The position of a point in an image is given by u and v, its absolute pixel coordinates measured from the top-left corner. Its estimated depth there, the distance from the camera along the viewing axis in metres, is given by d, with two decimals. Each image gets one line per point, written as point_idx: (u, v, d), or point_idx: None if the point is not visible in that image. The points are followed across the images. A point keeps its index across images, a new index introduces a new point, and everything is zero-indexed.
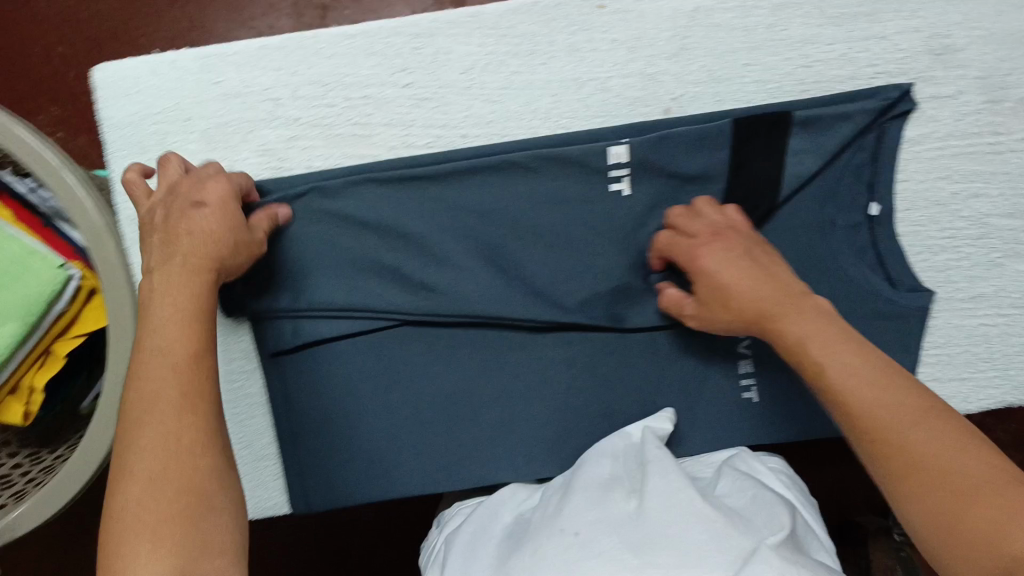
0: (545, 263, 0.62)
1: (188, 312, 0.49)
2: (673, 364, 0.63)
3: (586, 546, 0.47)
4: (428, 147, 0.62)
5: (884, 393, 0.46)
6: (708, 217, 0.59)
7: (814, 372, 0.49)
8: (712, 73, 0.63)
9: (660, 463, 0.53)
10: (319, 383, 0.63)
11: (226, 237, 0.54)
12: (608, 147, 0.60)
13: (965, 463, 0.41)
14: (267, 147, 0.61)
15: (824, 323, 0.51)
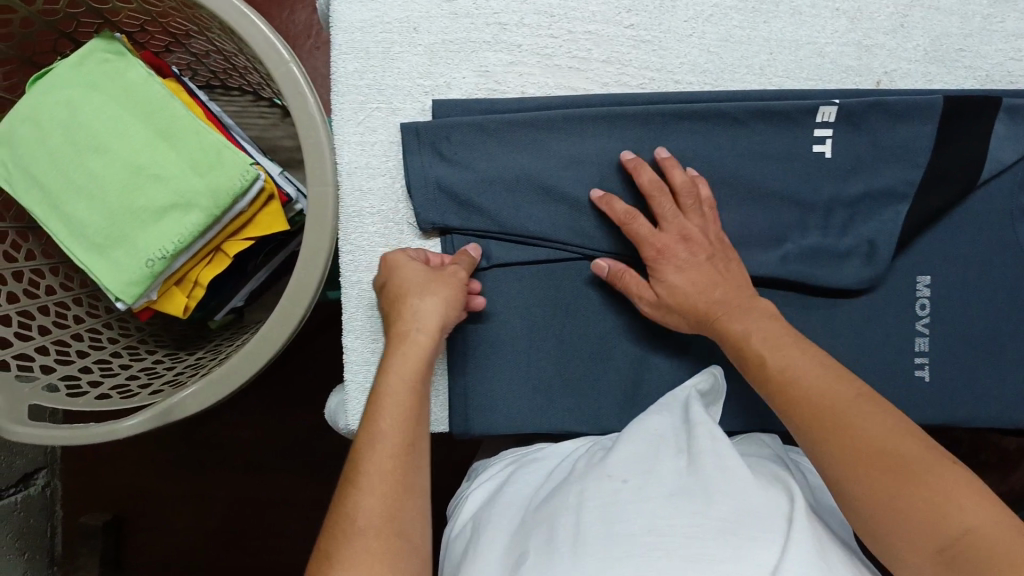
0: (737, 215, 0.65)
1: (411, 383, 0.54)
2: (850, 331, 0.65)
3: (637, 495, 0.50)
4: (641, 88, 0.65)
5: (825, 385, 0.52)
6: (667, 212, 0.61)
7: (785, 378, 0.53)
8: (927, 52, 0.64)
9: (706, 425, 0.56)
10: (504, 304, 0.66)
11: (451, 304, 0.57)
12: (819, 105, 0.63)
13: (905, 457, 0.47)
14: (486, 69, 0.65)
15: (771, 324, 0.57)
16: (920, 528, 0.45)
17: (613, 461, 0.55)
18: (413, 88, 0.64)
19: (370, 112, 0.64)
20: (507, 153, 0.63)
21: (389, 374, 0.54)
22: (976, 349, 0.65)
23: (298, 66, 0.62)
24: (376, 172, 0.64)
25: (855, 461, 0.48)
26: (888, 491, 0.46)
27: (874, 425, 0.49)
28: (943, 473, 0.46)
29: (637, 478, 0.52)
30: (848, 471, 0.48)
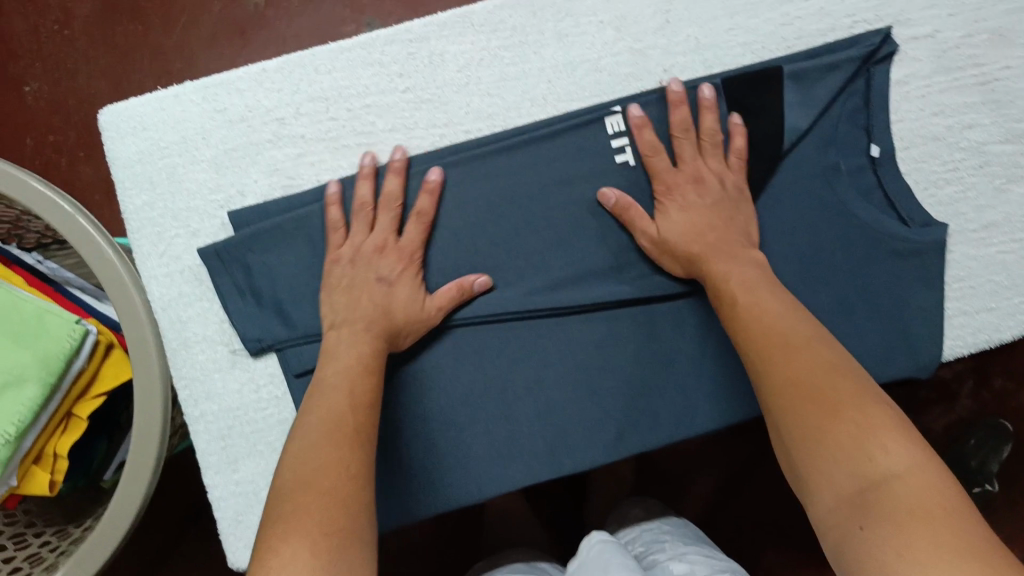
0: (563, 246, 0.64)
1: (356, 386, 0.53)
2: (703, 329, 0.64)
3: None
4: (434, 146, 0.64)
5: (782, 324, 0.50)
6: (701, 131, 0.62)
7: (744, 310, 0.53)
8: (698, 42, 0.65)
9: None
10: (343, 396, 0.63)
11: (406, 307, 0.59)
12: (605, 117, 0.63)
13: (845, 385, 0.44)
14: (276, 167, 0.63)
15: (770, 302, 0.53)
16: (861, 516, 0.38)
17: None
18: (207, 205, 0.63)
19: (170, 241, 0.63)
20: (311, 253, 0.62)
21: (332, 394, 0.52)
22: (829, 315, 0.64)
23: (86, 216, 0.61)
24: (191, 299, 0.63)
25: (796, 391, 0.45)
26: (853, 473, 0.40)
27: (812, 353, 0.47)
28: (910, 479, 0.38)
29: None
30: (809, 455, 0.42)
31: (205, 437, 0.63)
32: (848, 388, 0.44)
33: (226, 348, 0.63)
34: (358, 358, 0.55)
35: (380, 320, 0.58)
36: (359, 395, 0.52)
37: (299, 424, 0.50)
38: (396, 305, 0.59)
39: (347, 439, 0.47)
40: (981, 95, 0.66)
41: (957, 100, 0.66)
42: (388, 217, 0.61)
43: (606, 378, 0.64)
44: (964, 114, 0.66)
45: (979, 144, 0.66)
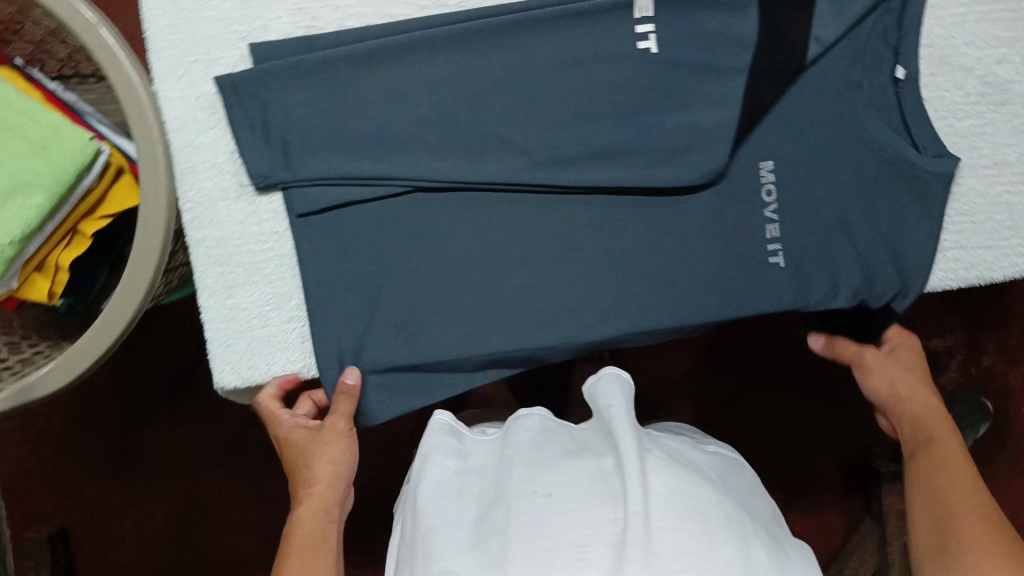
0: (574, 124, 0.64)
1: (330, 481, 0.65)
2: (699, 226, 0.65)
3: (552, 506, 0.50)
4: (460, 6, 0.64)
5: (944, 440, 0.61)
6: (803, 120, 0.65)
7: (914, 418, 0.63)
8: None
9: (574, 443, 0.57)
10: (342, 243, 0.65)
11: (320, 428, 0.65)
12: (635, 0, 0.62)
13: (960, 473, 0.58)
14: (302, 6, 0.63)
15: (938, 416, 0.63)
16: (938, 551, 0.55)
17: (546, 465, 0.54)
18: (230, 34, 0.63)
19: (189, 66, 0.63)
20: (326, 97, 0.63)
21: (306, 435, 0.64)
22: (824, 228, 0.65)
23: (109, 28, 0.61)
24: (205, 125, 0.64)
25: (930, 479, 0.59)
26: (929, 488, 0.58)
27: (949, 442, 0.61)
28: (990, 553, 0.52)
29: (556, 489, 0.51)
30: (918, 491, 0.59)
31: (204, 261, 0.65)
32: (959, 477, 0.58)
33: (237, 177, 0.65)
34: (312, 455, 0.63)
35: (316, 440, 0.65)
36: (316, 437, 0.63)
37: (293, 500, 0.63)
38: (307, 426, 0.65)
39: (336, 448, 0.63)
40: (1015, 31, 0.65)
41: (991, 33, 0.65)
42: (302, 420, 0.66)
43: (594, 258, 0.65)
44: (996, 47, 0.65)
45: (1005, 80, 0.65)
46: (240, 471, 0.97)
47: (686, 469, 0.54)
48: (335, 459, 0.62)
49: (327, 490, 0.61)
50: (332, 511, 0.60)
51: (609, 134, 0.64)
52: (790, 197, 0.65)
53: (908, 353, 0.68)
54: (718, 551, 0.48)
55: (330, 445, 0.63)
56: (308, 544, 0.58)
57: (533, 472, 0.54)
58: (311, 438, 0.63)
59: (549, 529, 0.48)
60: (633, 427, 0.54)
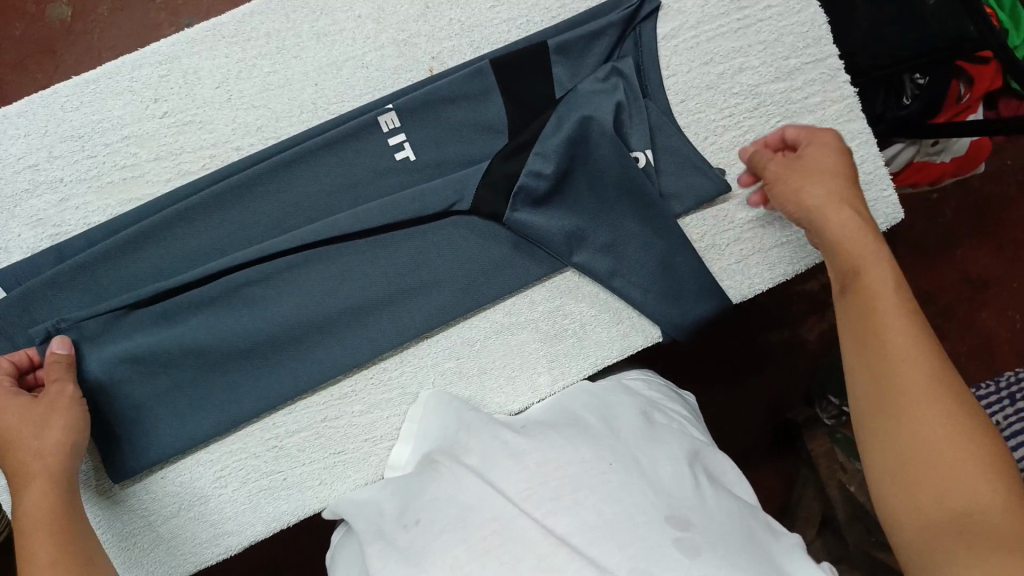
0: (355, 250, 0.62)
1: (55, 513, 0.50)
2: (505, 296, 0.66)
3: (422, 547, 0.46)
4: (205, 169, 0.62)
5: (909, 359, 0.45)
6: (580, 172, 0.63)
7: (862, 286, 0.50)
8: (461, 23, 0.63)
9: (445, 444, 0.56)
10: (148, 443, 0.60)
11: (34, 416, 0.54)
12: (377, 116, 0.62)
13: (927, 418, 0.43)
14: (39, 217, 0.60)
15: (893, 296, 0.48)
16: (885, 421, 0.45)
17: (418, 496, 0.51)
18: None
19: None
20: (91, 299, 0.59)
21: (25, 493, 0.51)
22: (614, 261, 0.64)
23: None
24: None
25: (877, 430, 0.45)
26: (865, 324, 0.49)
27: (909, 337, 0.46)
28: (925, 387, 0.44)
29: (428, 514, 0.48)
30: (849, 309, 0.50)
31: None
32: (941, 420, 0.42)
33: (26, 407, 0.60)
34: (44, 494, 0.51)
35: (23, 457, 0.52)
36: (61, 486, 0.52)
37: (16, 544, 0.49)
38: (13, 436, 0.53)
39: (67, 508, 0.51)
40: (747, 38, 0.67)
41: (724, 46, 0.67)
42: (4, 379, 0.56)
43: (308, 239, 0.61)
44: (733, 59, 0.67)
45: (752, 86, 0.67)
46: None
47: (561, 436, 0.52)
48: (44, 494, 0.51)
49: (68, 550, 0.48)
50: (78, 567, 0.48)
51: (397, 242, 0.63)
52: (591, 248, 0.64)
53: (822, 161, 0.58)
54: (597, 515, 0.45)
55: (41, 472, 0.51)
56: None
57: (410, 503, 0.51)
58: (3, 401, 0.54)
59: (432, 556, 0.45)
60: (469, 461, 0.51)
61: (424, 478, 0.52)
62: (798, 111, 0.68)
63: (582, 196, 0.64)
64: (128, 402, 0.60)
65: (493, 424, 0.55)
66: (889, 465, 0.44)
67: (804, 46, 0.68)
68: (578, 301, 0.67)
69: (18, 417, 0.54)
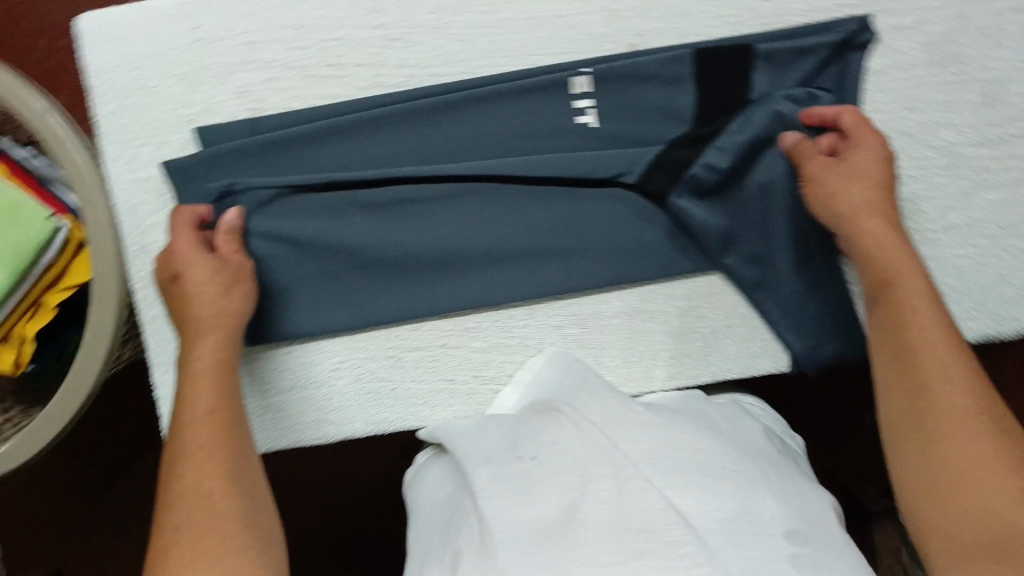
0: (516, 198, 0.65)
1: (216, 369, 0.56)
2: (644, 282, 0.67)
3: (528, 478, 0.55)
4: (400, 86, 0.65)
5: (943, 386, 0.51)
6: (757, 179, 0.63)
7: (900, 314, 0.54)
8: (676, 9, 0.64)
9: (564, 401, 0.62)
10: (286, 317, 0.65)
11: (220, 278, 0.59)
12: (571, 77, 0.63)
13: (962, 439, 0.48)
14: (245, 90, 0.65)
15: (932, 325, 0.53)
16: (919, 444, 0.50)
17: (530, 432, 0.60)
18: (176, 119, 0.65)
19: (137, 150, 0.65)
20: (271, 174, 0.64)
21: (199, 343, 0.58)
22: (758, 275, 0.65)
23: (57, 116, 0.62)
24: (154, 207, 0.65)
25: (916, 446, 0.50)
26: (902, 357, 0.53)
27: (944, 366, 0.51)
28: (959, 417, 0.49)
29: (543, 453, 0.57)
30: (882, 323, 0.55)
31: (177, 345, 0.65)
32: (973, 442, 0.48)
33: None
34: (212, 352, 0.57)
35: (205, 310, 0.58)
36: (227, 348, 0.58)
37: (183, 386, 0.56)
38: (199, 290, 0.58)
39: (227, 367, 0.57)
40: (958, 94, 0.65)
41: (932, 96, 0.65)
42: (190, 231, 0.60)
43: (478, 171, 0.64)
44: (939, 111, 0.65)
45: (951, 144, 0.65)
46: None
47: (676, 427, 0.58)
48: (217, 341, 0.58)
49: (223, 404, 0.55)
50: (234, 411, 0.55)
51: (558, 201, 0.65)
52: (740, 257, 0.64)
53: (871, 170, 0.59)
54: (714, 506, 0.51)
55: (215, 325, 0.58)
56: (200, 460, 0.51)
57: (523, 443, 0.59)
58: (198, 263, 0.59)
59: (540, 489, 0.54)
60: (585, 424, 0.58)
61: (543, 427, 0.59)
62: (990, 182, 0.65)
63: (745, 206, 0.63)
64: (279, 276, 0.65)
65: (616, 393, 0.61)
66: (922, 484, 0.49)
67: (1017, 118, 0.65)
68: (714, 308, 0.67)
69: (206, 272, 0.59)
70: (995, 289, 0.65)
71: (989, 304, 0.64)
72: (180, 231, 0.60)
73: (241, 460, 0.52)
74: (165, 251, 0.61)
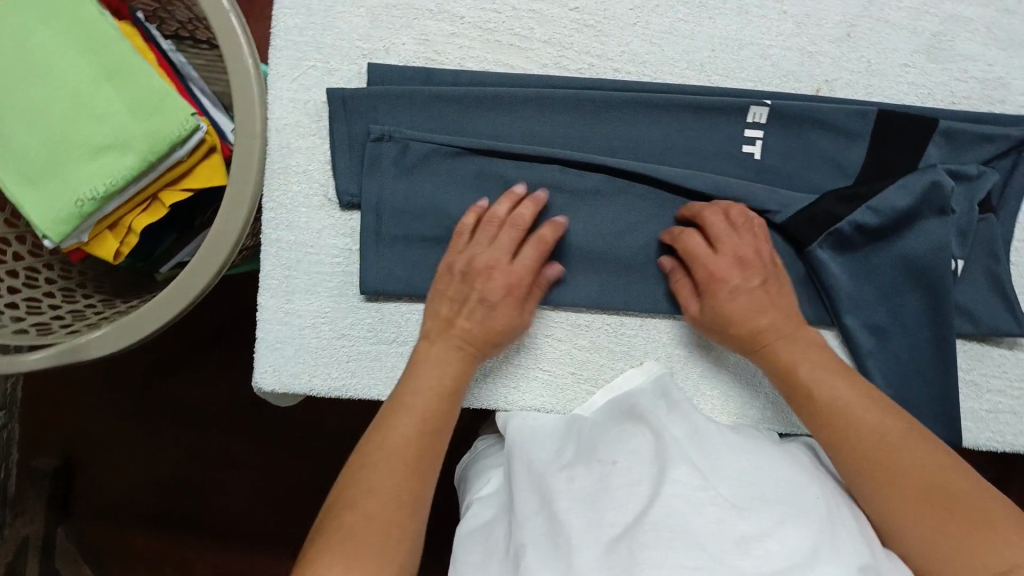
0: (661, 207, 0.64)
1: (446, 386, 0.57)
2: None
3: (610, 483, 0.53)
4: (579, 72, 0.65)
5: (868, 427, 0.52)
6: (909, 249, 0.61)
7: (807, 390, 0.56)
8: (870, 65, 0.64)
9: (654, 410, 0.60)
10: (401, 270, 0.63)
11: (518, 303, 0.59)
12: (751, 105, 0.62)
13: (913, 459, 0.50)
14: (426, 38, 0.64)
15: (838, 380, 0.55)
16: (884, 481, 0.50)
17: (610, 437, 0.58)
18: (352, 50, 0.64)
19: (305, 71, 0.64)
20: (428, 125, 0.63)
21: (433, 353, 0.58)
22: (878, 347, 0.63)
23: (238, 19, 0.61)
24: (304, 131, 0.64)
25: (885, 489, 0.50)
26: (824, 429, 0.54)
27: (870, 410, 0.53)
28: (899, 445, 0.51)
29: (626, 459, 0.54)
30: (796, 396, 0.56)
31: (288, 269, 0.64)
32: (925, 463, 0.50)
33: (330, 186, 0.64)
34: (441, 369, 0.57)
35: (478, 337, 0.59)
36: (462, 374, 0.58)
37: (402, 388, 0.56)
38: (499, 316, 0.59)
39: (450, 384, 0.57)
40: None
41: None
42: (512, 238, 0.59)
43: (634, 174, 0.63)
44: None
45: None
46: (243, 447, 0.97)
47: (771, 457, 0.55)
48: (448, 361, 0.58)
49: (426, 422, 0.54)
50: (438, 427, 0.55)
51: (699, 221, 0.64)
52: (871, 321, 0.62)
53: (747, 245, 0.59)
54: (800, 535, 0.47)
55: (464, 342, 0.59)
56: (378, 493, 0.50)
57: (606, 447, 0.57)
58: (507, 280, 0.59)
59: (619, 499, 0.51)
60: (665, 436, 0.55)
61: (627, 434, 0.57)
62: None
63: (887, 272, 0.62)
64: (408, 227, 0.63)
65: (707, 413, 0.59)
66: (900, 518, 0.49)
67: None
68: None
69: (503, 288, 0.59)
70: None
71: None
72: (486, 235, 0.60)
73: (416, 490, 0.51)
74: (483, 256, 0.59)
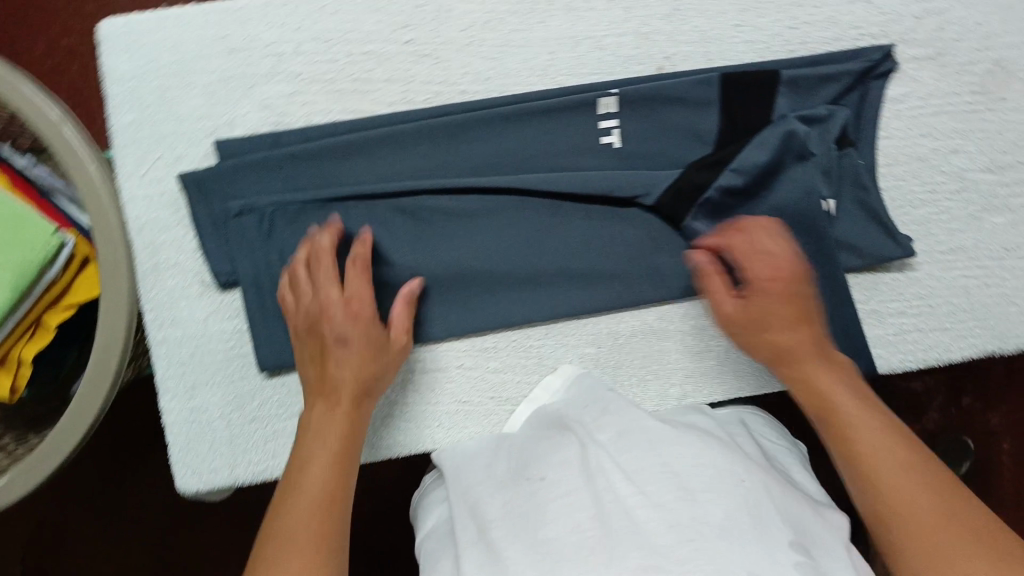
0: (537, 214, 0.64)
1: (342, 441, 0.54)
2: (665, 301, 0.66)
3: (541, 501, 0.52)
4: (427, 103, 0.65)
5: (861, 420, 0.50)
6: (780, 198, 0.63)
7: (775, 352, 0.56)
8: (704, 34, 0.65)
9: (578, 417, 0.59)
10: None
11: (368, 340, 0.57)
12: (598, 97, 0.63)
13: (896, 456, 0.48)
14: (268, 103, 0.63)
15: (808, 352, 0.56)
16: (864, 473, 0.48)
17: (537, 451, 0.57)
18: (195, 132, 0.63)
19: (153, 163, 0.63)
20: (289, 187, 0.62)
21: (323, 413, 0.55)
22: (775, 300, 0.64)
23: (71, 128, 0.60)
24: (167, 224, 0.63)
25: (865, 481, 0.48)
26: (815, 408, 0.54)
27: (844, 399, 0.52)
28: (892, 443, 0.49)
29: (553, 474, 0.53)
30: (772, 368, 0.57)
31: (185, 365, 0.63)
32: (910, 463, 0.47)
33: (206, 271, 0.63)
34: (334, 428, 0.54)
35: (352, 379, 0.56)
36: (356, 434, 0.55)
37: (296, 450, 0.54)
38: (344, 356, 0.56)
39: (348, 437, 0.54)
40: (971, 123, 0.67)
41: (947, 124, 0.67)
42: (329, 269, 0.58)
43: (498, 188, 0.63)
44: (952, 138, 0.67)
45: (961, 170, 0.67)
46: None
47: (694, 436, 0.56)
48: (341, 427, 0.55)
49: (332, 479, 0.51)
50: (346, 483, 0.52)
51: (577, 218, 0.65)
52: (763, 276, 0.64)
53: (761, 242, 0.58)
54: (727, 515, 0.47)
55: (342, 397, 0.56)
56: (295, 538, 0.47)
57: (532, 464, 0.56)
58: (351, 323, 0.57)
59: (547, 515, 0.51)
60: (589, 442, 0.55)
61: (551, 446, 0.56)
62: (997, 206, 0.67)
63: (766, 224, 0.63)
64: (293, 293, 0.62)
65: (627, 404, 0.59)
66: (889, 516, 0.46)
67: None
68: None
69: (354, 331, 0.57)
70: (1001, 308, 0.67)
71: (993, 320, 0.67)
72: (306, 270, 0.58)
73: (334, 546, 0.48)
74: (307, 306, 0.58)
